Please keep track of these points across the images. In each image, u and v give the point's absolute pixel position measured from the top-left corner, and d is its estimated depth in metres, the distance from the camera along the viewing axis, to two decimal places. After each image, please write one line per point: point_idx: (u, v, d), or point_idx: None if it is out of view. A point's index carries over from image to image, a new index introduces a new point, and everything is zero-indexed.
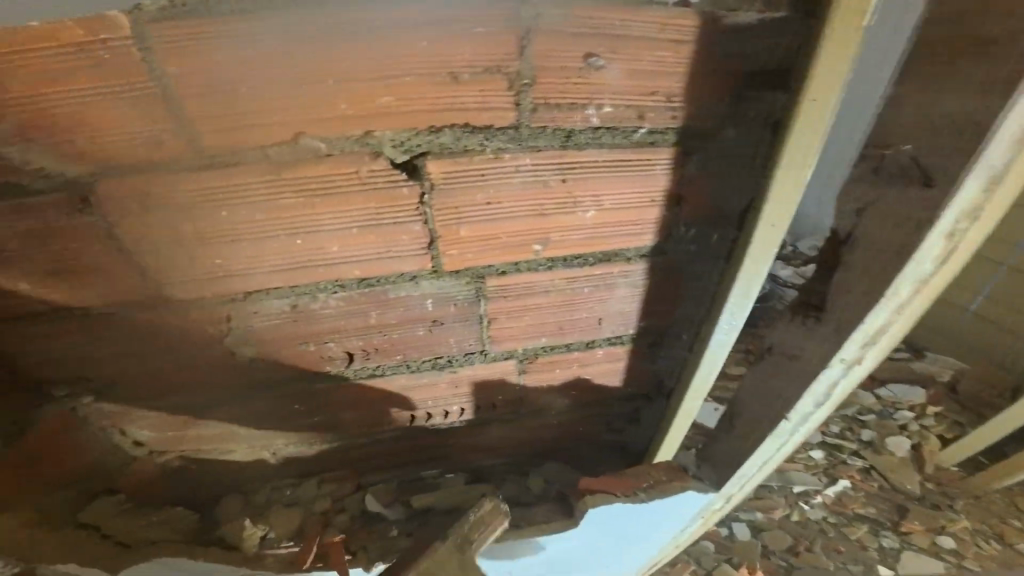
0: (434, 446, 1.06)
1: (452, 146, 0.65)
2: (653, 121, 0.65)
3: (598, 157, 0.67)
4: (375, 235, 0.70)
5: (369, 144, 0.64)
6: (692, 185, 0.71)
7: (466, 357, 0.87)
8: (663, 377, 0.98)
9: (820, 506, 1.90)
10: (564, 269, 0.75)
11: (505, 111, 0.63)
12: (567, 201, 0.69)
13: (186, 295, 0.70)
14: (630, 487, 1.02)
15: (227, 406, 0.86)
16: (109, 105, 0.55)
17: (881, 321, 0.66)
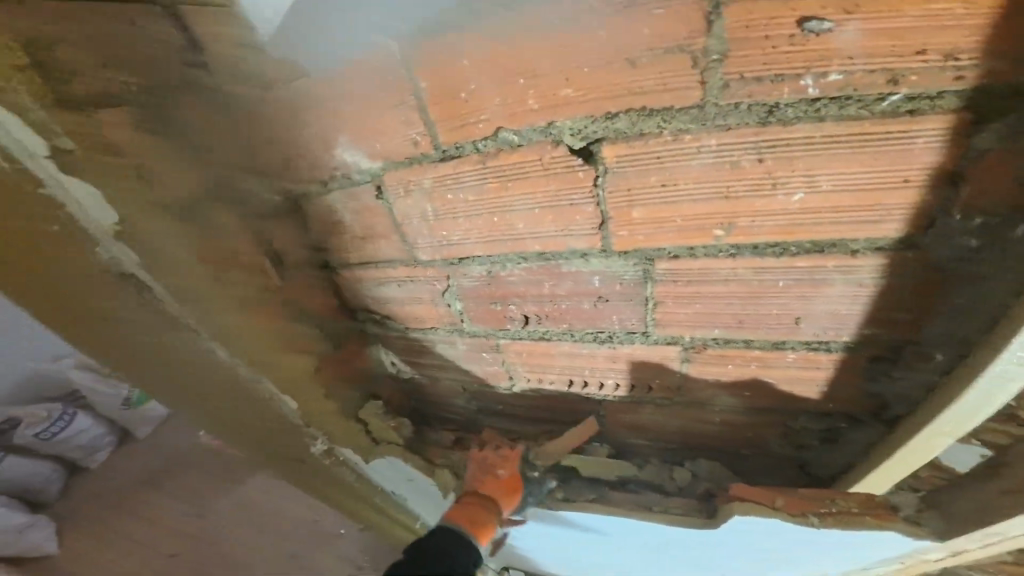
0: (588, 412, 1.14)
1: (626, 130, 0.65)
2: (915, 84, 0.50)
3: (818, 132, 0.55)
4: (553, 215, 0.78)
5: (552, 133, 0.70)
6: (986, 162, 0.51)
7: (628, 335, 0.88)
8: (890, 402, 0.76)
9: None
10: (751, 257, 0.66)
11: (687, 93, 0.59)
12: (765, 182, 0.60)
13: (426, 256, 0.96)
14: (799, 507, 0.86)
15: (442, 344, 1.14)
16: (393, 118, 0.78)
17: None
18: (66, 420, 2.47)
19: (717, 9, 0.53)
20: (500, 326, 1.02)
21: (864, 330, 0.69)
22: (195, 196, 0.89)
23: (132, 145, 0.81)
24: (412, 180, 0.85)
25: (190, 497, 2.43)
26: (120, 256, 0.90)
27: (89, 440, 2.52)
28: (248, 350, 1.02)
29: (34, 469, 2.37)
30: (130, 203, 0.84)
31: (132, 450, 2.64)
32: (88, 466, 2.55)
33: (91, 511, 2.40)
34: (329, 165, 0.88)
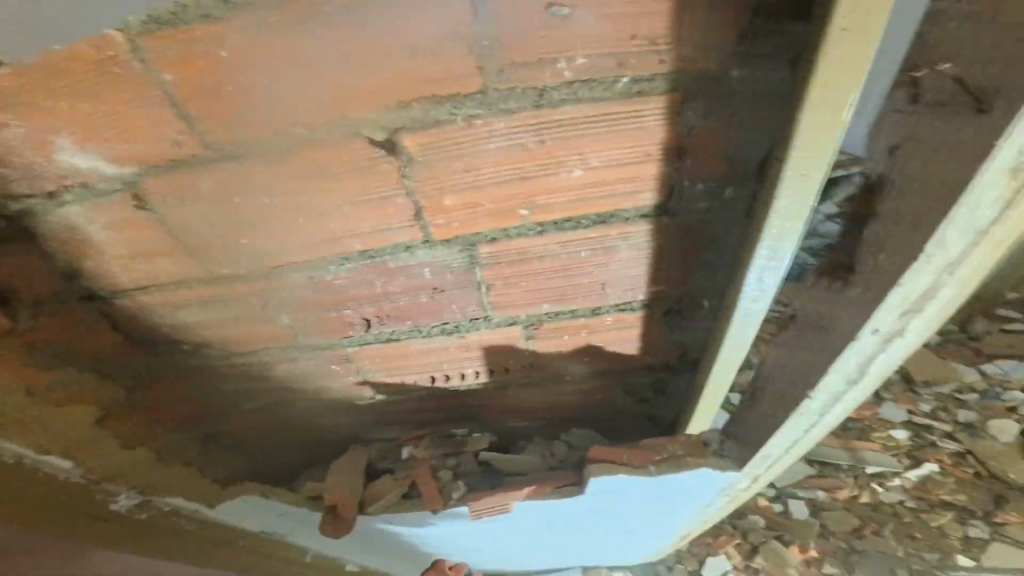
0: (461, 404, 1.10)
1: (424, 119, 0.61)
2: (637, 68, 0.57)
3: (579, 114, 0.61)
4: (362, 213, 0.71)
5: (344, 126, 0.62)
6: (696, 136, 0.62)
7: (472, 323, 0.88)
8: (688, 347, 0.92)
9: (896, 489, 1.67)
10: (555, 233, 0.73)
11: (467, 78, 0.58)
12: (549, 161, 0.65)
13: (227, 270, 0.80)
14: (642, 459, 0.96)
15: (279, 365, 0.99)
16: (132, 115, 0.61)
17: (920, 285, 0.51)
18: None
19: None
20: (343, 336, 0.92)
21: (649, 289, 0.81)
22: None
23: None
24: (184, 187, 0.69)
25: None
26: None
27: None
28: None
29: None
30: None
31: None
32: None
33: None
34: (48, 168, 0.66)
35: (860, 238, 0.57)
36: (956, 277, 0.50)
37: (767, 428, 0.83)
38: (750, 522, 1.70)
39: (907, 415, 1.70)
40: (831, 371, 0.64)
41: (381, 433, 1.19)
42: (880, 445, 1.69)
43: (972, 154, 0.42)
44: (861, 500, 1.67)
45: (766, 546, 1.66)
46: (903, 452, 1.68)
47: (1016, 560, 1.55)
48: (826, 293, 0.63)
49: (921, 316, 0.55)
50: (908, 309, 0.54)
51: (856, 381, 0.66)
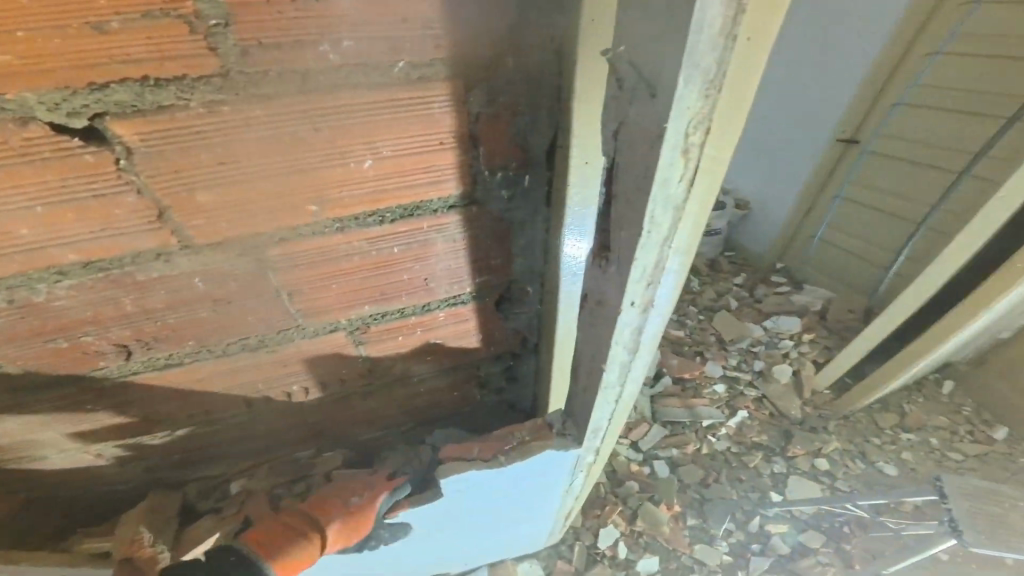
0: (298, 428, 0.96)
1: (137, 102, 0.51)
2: (412, 54, 0.55)
3: (358, 99, 0.56)
4: (75, 213, 0.57)
5: (8, 108, 0.48)
6: (486, 125, 0.63)
7: (282, 334, 0.78)
8: (525, 331, 0.95)
9: (725, 437, 1.94)
10: (359, 229, 0.68)
11: (193, 59, 0.50)
12: (332, 151, 0.59)
13: None
14: (491, 451, 0.97)
15: (5, 418, 0.75)
16: None
17: (651, 257, 0.59)
18: None
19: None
20: (93, 371, 0.73)
21: (476, 279, 0.81)
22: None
23: None
24: None
25: None
26: None
27: None
28: None
29: None
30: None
31: None
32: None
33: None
34: None
35: (607, 223, 0.63)
36: (673, 247, 0.59)
37: (589, 402, 0.90)
38: (626, 489, 1.81)
39: (724, 369, 2.10)
40: (613, 345, 0.73)
41: (198, 476, 0.98)
42: (709, 399, 2.01)
43: (652, 145, 0.48)
44: (703, 452, 1.90)
45: (641, 509, 1.76)
46: (723, 403, 2.01)
47: (809, 489, 1.80)
48: (593, 276, 0.69)
49: (662, 283, 0.64)
50: (650, 281, 0.62)
51: (637, 346, 0.75)
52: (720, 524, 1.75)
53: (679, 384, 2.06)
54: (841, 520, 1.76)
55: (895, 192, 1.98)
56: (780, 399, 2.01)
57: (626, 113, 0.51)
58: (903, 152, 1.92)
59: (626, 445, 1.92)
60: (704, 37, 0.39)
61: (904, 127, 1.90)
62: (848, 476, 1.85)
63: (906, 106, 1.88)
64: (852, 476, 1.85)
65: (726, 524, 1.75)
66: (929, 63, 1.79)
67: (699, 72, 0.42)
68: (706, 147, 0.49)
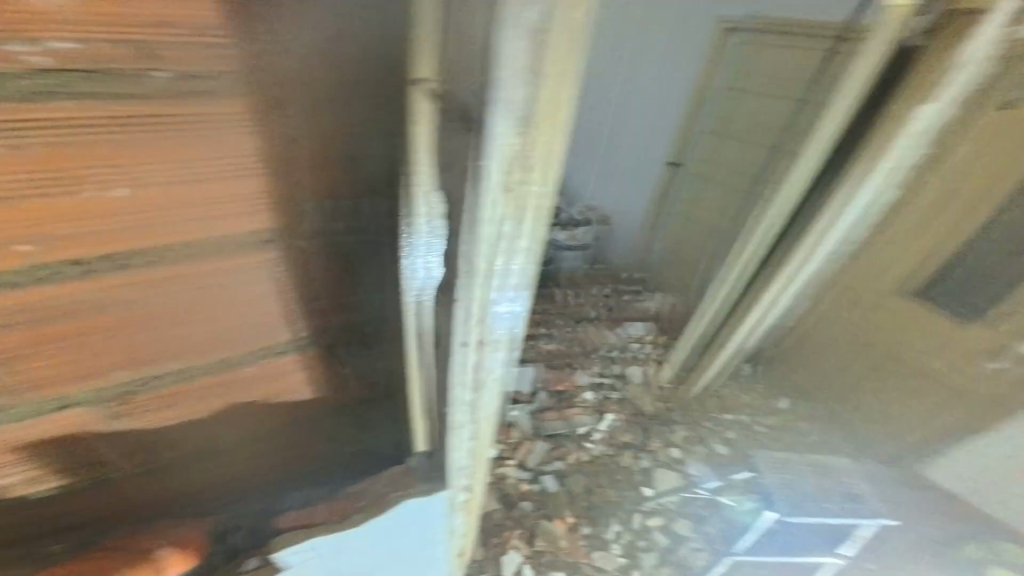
0: (54, 529, 0.72)
1: None
2: (177, 61, 0.44)
3: (86, 111, 0.43)
4: None
5: None
6: (298, 147, 0.54)
7: (12, 411, 0.58)
8: (378, 376, 0.84)
9: (600, 442, 2.03)
10: (114, 275, 0.53)
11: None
12: (58, 175, 0.45)
13: None
14: (341, 513, 0.82)
15: None
16: None
17: (482, 286, 0.67)
18: None
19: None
20: None
21: (305, 323, 0.69)
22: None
23: None
24: None
25: None
26: None
27: None
28: None
29: None
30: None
31: None
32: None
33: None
34: None
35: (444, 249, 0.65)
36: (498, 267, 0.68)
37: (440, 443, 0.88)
38: (521, 510, 1.82)
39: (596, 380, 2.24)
40: (460, 370, 0.75)
41: None
42: (584, 409, 2.15)
43: (475, 174, 0.55)
44: (586, 460, 1.98)
45: (537, 528, 1.78)
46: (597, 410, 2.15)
47: (670, 478, 1.95)
48: (438, 304, 0.70)
49: (495, 302, 0.72)
50: (482, 302, 0.69)
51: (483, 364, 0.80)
52: (607, 526, 1.83)
53: (558, 399, 2.15)
54: (700, 505, 1.88)
55: (700, 205, 2.27)
56: (636, 395, 2.15)
57: (453, 146, 0.57)
58: (720, 170, 2.20)
59: (513, 467, 1.92)
60: (510, 92, 0.50)
61: (723, 150, 2.18)
62: (697, 458, 1.99)
63: (709, 135, 2.21)
64: (702, 460, 2.00)
65: (614, 526, 1.83)
66: (735, 101, 2.12)
67: (507, 117, 0.52)
68: (524, 184, 0.60)
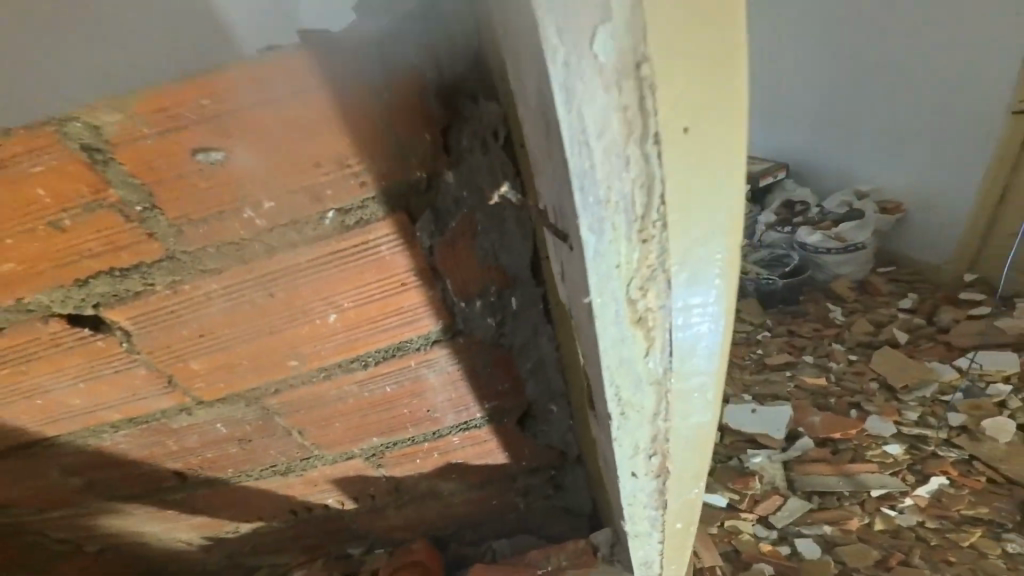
0: (344, 528, 0.98)
1: (115, 291, 0.51)
2: (336, 199, 0.47)
3: (301, 259, 0.50)
4: (105, 384, 0.60)
5: (31, 307, 0.52)
6: (454, 288, 0.55)
7: (305, 461, 0.76)
8: (565, 448, 0.79)
9: (913, 512, 1.41)
10: (342, 376, 0.61)
11: (139, 245, 0.48)
12: (293, 311, 0.54)
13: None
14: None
15: (109, 517, 0.87)
16: None
17: (637, 440, 0.42)
18: None
19: (98, 155, 0.44)
20: (161, 489, 0.80)
21: (486, 403, 0.68)
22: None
23: None
24: None
25: None
26: None
27: None
28: None
29: None
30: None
31: None
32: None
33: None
34: None
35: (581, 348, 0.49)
36: (673, 427, 0.40)
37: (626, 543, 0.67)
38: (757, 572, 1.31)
39: (895, 427, 1.57)
40: (629, 504, 0.54)
41: (272, 564, 1.08)
42: (879, 464, 1.50)
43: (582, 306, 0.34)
44: (876, 528, 1.39)
45: None
46: (904, 468, 1.49)
47: None
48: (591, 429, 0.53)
49: (676, 457, 0.45)
50: (652, 453, 0.44)
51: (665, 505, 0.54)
52: None
53: (828, 446, 1.57)
54: None
55: None
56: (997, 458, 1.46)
57: (562, 260, 0.36)
58: None
59: (751, 521, 1.44)
60: (590, 174, 0.27)
61: None
62: None
63: None
64: None
65: None
66: None
67: (608, 211, 0.28)
68: (673, 305, 0.32)
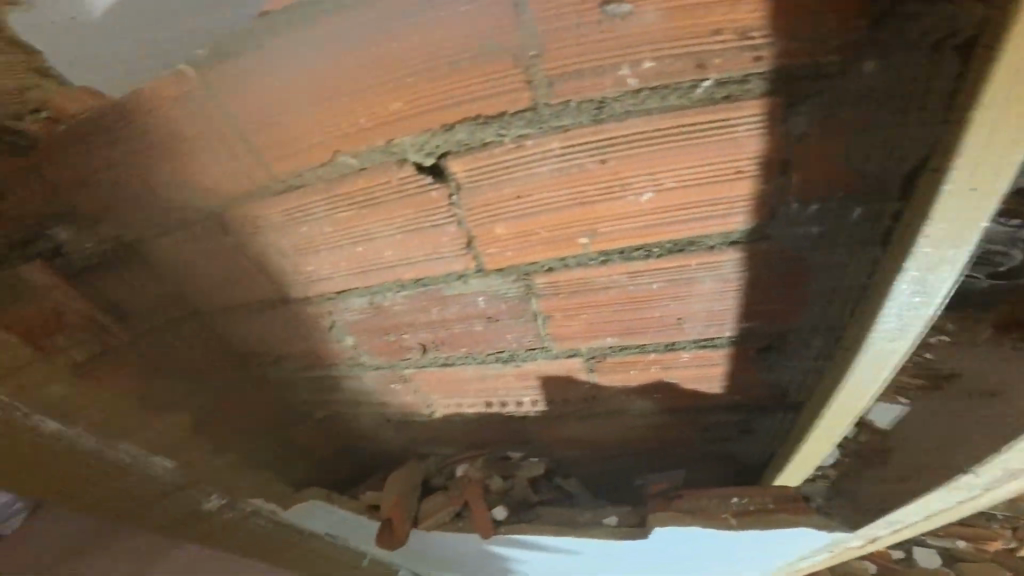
0: (517, 429, 1.09)
1: (469, 142, 0.59)
2: (722, 68, 0.46)
3: (650, 127, 0.51)
4: (418, 238, 0.71)
5: (397, 151, 0.63)
6: (790, 187, 0.52)
7: (528, 352, 0.82)
8: (790, 391, 0.76)
9: None
10: (621, 263, 0.62)
11: (512, 93, 0.52)
12: (613, 184, 0.55)
13: (300, 293, 0.87)
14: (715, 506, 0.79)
15: (346, 377, 1.05)
16: (213, 163, 0.69)
17: None
18: None
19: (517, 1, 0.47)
20: (398, 360, 0.95)
21: (741, 324, 0.65)
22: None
23: None
24: (263, 215, 0.75)
25: None
26: None
27: None
28: None
29: None
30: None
31: None
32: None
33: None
34: (163, 211, 0.76)
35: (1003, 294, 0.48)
36: None
37: None
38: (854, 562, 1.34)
39: None
40: None
41: (439, 453, 1.23)
42: None
43: None
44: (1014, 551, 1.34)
45: None
46: None
47: None
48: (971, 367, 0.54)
49: None
50: None
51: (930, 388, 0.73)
52: None
53: None
54: None
55: None
56: None
57: None
58: None
59: None
60: None
61: None
62: None
63: None
64: None
65: None
66: None
67: None
68: None
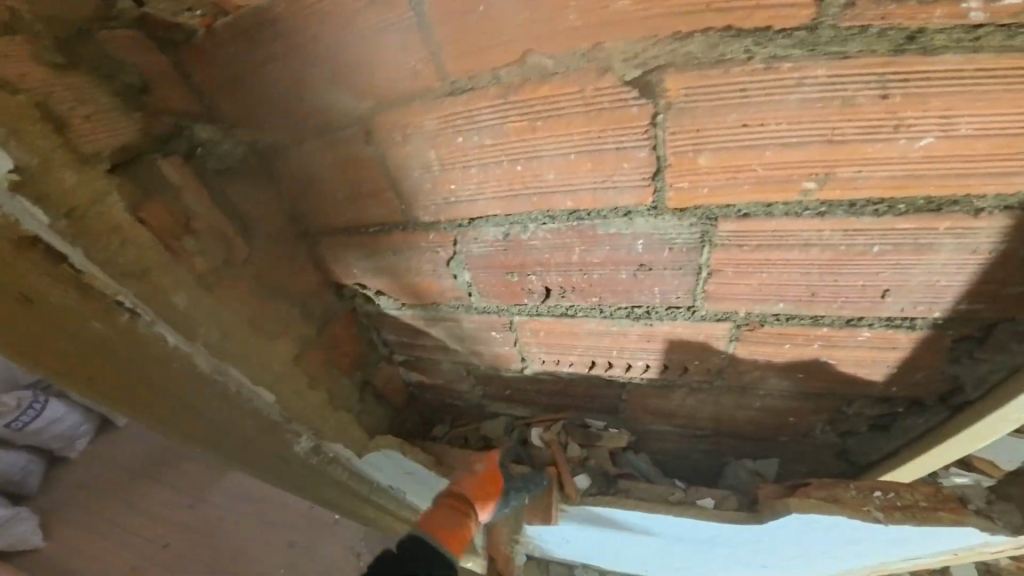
0: (608, 397, 1.04)
1: (702, 56, 0.50)
2: None
3: (968, 65, 0.44)
4: (591, 162, 0.64)
5: (600, 58, 0.55)
6: None
7: (669, 311, 0.77)
8: (964, 386, 0.70)
9: None
10: (839, 218, 0.56)
11: (790, 11, 0.45)
12: (883, 123, 0.48)
13: (428, 218, 0.81)
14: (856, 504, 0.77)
15: (445, 318, 1.00)
16: (375, 55, 0.62)
17: None
18: (36, 410, 2.15)
19: None
20: (512, 304, 0.90)
21: (959, 305, 0.60)
22: (135, 145, 0.70)
23: (34, 76, 0.58)
24: (412, 124, 0.69)
25: (189, 486, 2.28)
26: (29, 219, 0.60)
27: (66, 429, 2.25)
28: (193, 309, 0.76)
29: (13, 462, 2.12)
30: (46, 154, 0.60)
31: (115, 439, 2.43)
32: (67, 457, 2.33)
33: (79, 504, 2.21)
34: (305, 107, 0.71)
35: None
36: None
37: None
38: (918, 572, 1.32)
39: None
40: None
41: (512, 412, 1.21)
42: None
43: None
44: None
45: None
46: None
47: None
48: None
49: None
50: None
51: None
52: None
53: None
54: None
55: None
56: None
57: None
58: None
59: None
60: None
61: None
62: None
63: None
64: None
65: None
66: None
67: None
68: None
